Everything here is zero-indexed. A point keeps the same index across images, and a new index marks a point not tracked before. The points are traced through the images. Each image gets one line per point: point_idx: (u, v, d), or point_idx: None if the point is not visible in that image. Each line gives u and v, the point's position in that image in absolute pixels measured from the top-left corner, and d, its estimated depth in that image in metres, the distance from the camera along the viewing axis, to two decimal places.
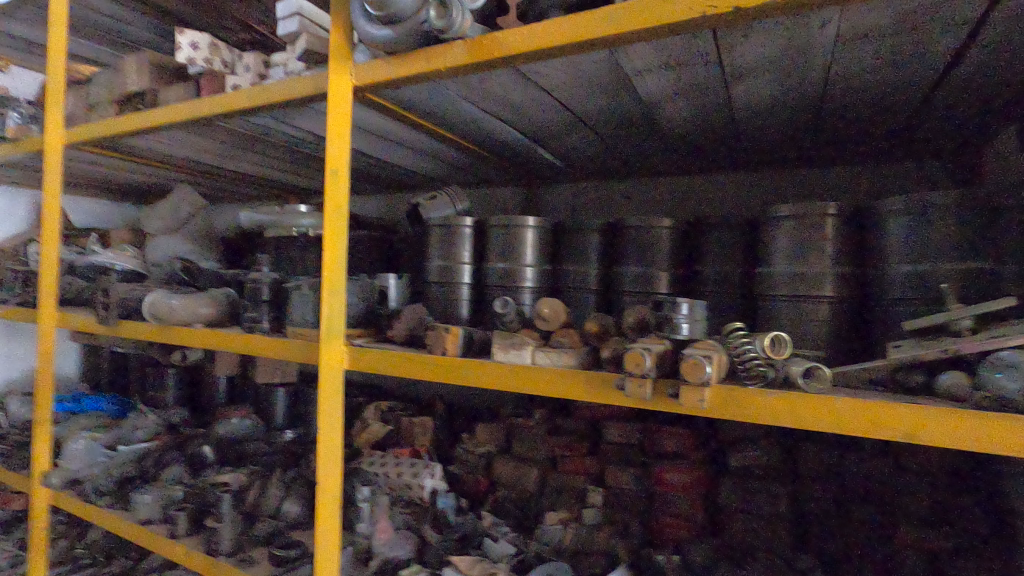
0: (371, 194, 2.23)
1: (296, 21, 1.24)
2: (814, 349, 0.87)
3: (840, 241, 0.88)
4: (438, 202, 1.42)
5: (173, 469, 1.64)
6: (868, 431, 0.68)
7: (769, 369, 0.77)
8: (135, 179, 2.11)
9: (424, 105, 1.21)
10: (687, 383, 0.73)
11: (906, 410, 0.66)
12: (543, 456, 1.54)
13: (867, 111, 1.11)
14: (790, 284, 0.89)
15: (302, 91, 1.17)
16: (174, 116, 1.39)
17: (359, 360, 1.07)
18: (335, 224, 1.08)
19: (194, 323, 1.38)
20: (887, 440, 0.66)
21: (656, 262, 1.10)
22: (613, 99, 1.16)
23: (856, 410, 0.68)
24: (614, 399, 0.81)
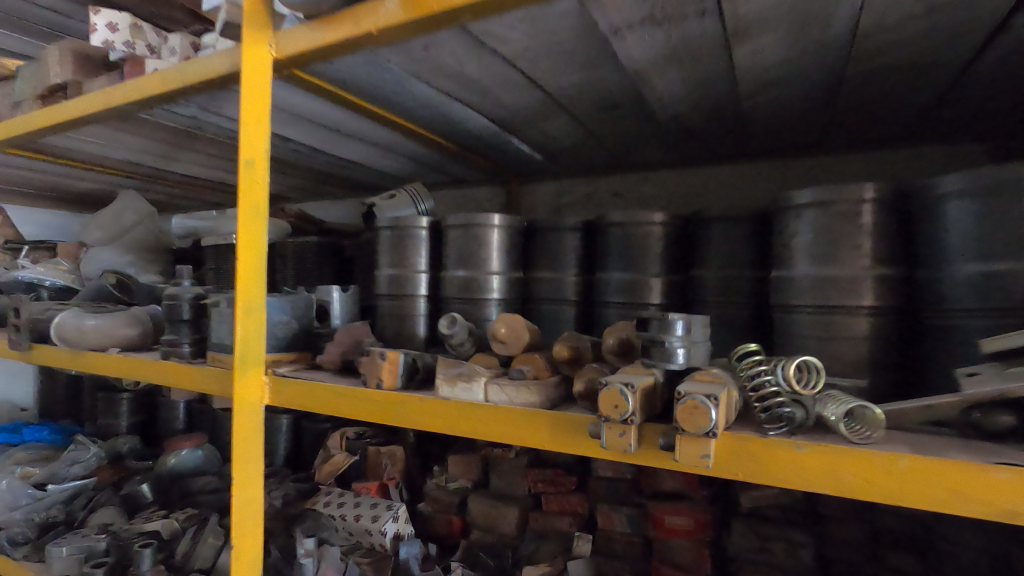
0: (339, 198, 2.04)
1: None
2: (849, 375, 0.68)
3: (880, 236, 0.68)
4: (396, 201, 1.23)
5: (104, 512, 1.44)
6: (946, 503, 0.47)
7: (796, 408, 0.56)
8: (78, 187, 1.92)
9: (368, 85, 1.01)
10: (684, 433, 0.53)
11: (1005, 474, 0.45)
12: (525, 492, 1.33)
13: (900, 78, 0.92)
14: (817, 292, 0.69)
15: (219, 70, 0.98)
16: (86, 107, 1.19)
17: (281, 393, 0.87)
18: (251, 225, 0.89)
19: (110, 347, 1.18)
20: (975, 516, 0.46)
21: (646, 266, 0.91)
22: (591, 73, 0.96)
23: (927, 473, 0.47)
24: (586, 450, 0.61)
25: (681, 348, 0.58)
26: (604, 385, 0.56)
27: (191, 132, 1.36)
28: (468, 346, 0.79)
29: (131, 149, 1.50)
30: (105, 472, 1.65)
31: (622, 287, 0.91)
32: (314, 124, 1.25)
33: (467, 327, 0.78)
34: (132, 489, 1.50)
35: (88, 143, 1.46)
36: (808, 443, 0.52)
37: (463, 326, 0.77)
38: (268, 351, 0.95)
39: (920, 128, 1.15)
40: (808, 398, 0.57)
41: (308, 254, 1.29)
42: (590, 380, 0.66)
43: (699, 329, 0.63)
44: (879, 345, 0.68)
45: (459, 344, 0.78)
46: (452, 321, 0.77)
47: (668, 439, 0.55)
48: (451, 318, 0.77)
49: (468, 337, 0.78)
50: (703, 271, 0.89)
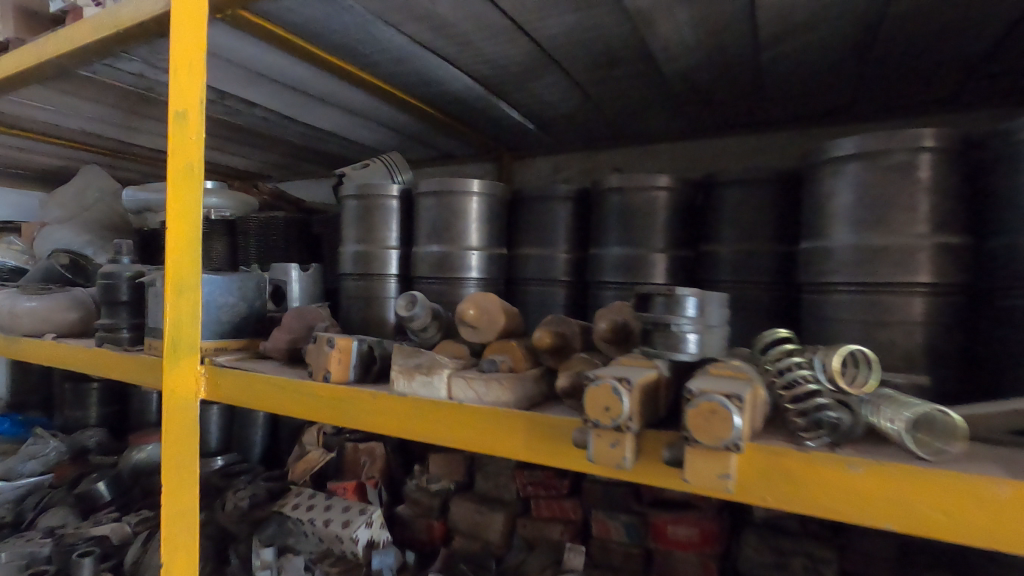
0: (320, 178, 1.91)
1: None
2: (899, 368, 0.54)
3: (941, 194, 0.54)
4: (370, 169, 1.05)
5: (55, 514, 1.32)
6: None
7: (841, 411, 0.43)
8: (40, 164, 1.79)
9: (327, 27, 0.88)
10: (695, 446, 0.40)
11: None
12: (513, 496, 1.21)
13: (952, 19, 0.77)
14: (861, 264, 0.56)
15: (153, 10, 0.84)
16: (19, 62, 1.06)
17: (218, 387, 0.76)
18: (183, 189, 0.76)
19: (47, 333, 1.05)
20: None
21: (648, 239, 0.77)
22: (587, 15, 0.82)
23: None
24: (565, 463, 0.49)
25: (692, 333, 0.44)
26: (591, 383, 0.43)
27: (145, 95, 1.22)
28: (432, 332, 0.65)
29: (84, 116, 1.36)
30: (65, 469, 1.53)
31: (619, 264, 0.78)
32: (276, 84, 1.11)
33: (431, 310, 0.64)
34: (88, 487, 1.35)
35: (36, 109, 1.32)
36: (865, 463, 0.38)
37: (427, 309, 0.63)
38: (209, 338, 0.82)
39: (961, 90, 1.01)
40: (857, 397, 0.44)
41: (273, 231, 1.16)
42: (576, 375, 0.53)
43: (716, 309, 0.48)
44: (937, 332, 0.55)
45: (420, 329, 0.65)
46: (412, 302, 0.63)
47: (675, 453, 0.42)
48: (412, 299, 0.63)
49: (433, 321, 0.64)
50: (716, 245, 0.75)
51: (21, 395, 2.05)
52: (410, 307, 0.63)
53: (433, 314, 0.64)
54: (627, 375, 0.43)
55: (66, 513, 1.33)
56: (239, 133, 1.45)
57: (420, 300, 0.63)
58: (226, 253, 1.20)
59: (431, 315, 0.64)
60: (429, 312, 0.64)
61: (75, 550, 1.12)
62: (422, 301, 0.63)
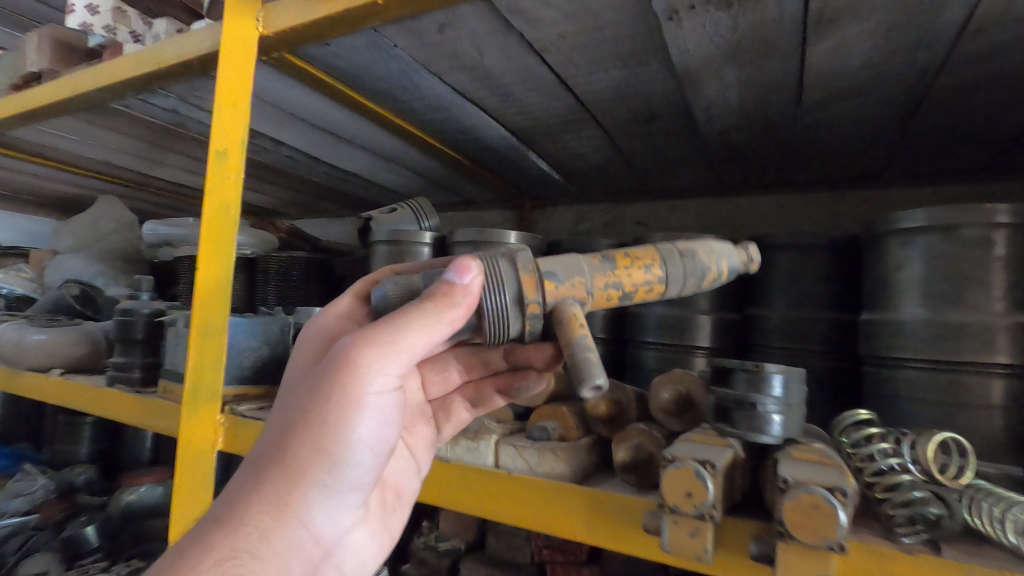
0: (338, 216, 1.89)
1: None
2: (983, 454, 0.50)
3: (1019, 271, 0.52)
4: (397, 214, 1.03)
5: (38, 558, 1.24)
6: None
7: (938, 506, 0.40)
8: (62, 192, 1.78)
9: (368, 74, 0.87)
10: (792, 540, 0.36)
11: None
12: (528, 560, 1.08)
13: (1003, 92, 0.76)
14: (933, 340, 0.53)
15: (195, 52, 0.84)
16: (52, 94, 1.06)
17: (237, 437, 0.73)
18: (216, 230, 0.74)
19: (54, 368, 1.01)
20: None
21: (692, 299, 0.74)
22: (632, 73, 0.81)
23: None
24: (628, 547, 0.44)
25: (779, 415, 0.41)
26: (670, 465, 0.40)
27: (176, 130, 1.22)
28: (669, 281, 0.49)
29: (111, 147, 1.36)
30: (53, 508, 1.44)
31: (662, 324, 0.74)
32: (306, 125, 1.10)
33: (577, 275, 0.48)
34: (76, 531, 1.29)
35: (63, 139, 1.32)
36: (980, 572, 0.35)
37: (569, 275, 0.47)
38: (229, 384, 0.79)
39: (1000, 161, 0.98)
40: (955, 491, 0.41)
41: (293, 271, 1.13)
42: (638, 447, 0.50)
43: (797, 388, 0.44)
44: (1019, 418, 0.51)
45: (636, 297, 0.50)
46: (528, 325, 0.45)
47: (763, 547, 0.38)
48: (580, 376, 0.41)
49: (637, 255, 0.49)
50: (766, 309, 0.72)
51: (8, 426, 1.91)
52: (561, 332, 0.45)
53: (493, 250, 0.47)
54: (709, 458, 0.39)
55: (48, 557, 1.25)
56: (262, 170, 1.44)
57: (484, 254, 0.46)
58: (243, 291, 1.17)
59: (602, 261, 0.49)
60: (592, 275, 0.48)
61: None
62: (501, 285, 0.45)
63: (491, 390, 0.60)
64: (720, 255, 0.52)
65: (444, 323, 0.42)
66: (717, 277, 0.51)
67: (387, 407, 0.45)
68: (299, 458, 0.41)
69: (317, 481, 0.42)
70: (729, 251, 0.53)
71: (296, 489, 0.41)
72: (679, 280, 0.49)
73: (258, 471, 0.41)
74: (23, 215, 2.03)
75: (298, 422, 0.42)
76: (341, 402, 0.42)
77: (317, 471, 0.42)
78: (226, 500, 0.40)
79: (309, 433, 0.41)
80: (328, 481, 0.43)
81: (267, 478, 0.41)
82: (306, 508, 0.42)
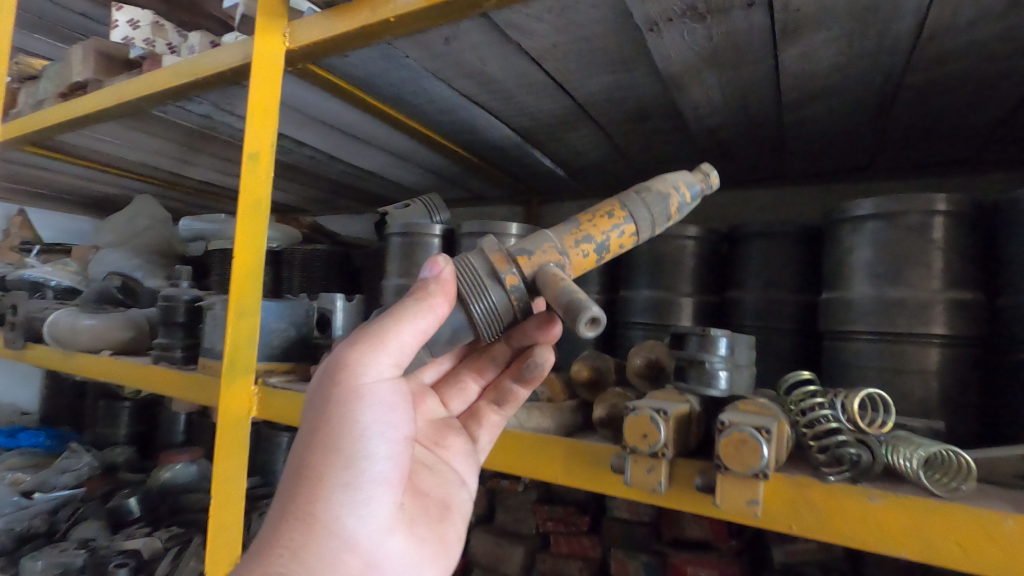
0: (356, 212, 1.99)
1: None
2: (919, 414, 0.58)
3: (954, 252, 0.59)
4: (410, 209, 1.12)
5: (86, 525, 1.36)
6: None
7: (861, 450, 0.47)
8: (101, 192, 1.91)
9: (383, 81, 0.96)
10: (728, 473, 0.44)
11: None
12: (532, 530, 1.15)
13: (969, 90, 0.81)
14: (877, 315, 0.60)
15: (228, 63, 0.93)
16: (99, 102, 1.16)
17: (270, 405, 0.83)
18: (249, 222, 0.83)
19: (103, 350, 1.12)
20: None
21: (675, 284, 0.81)
22: (623, 76, 0.88)
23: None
24: (600, 486, 0.53)
25: (725, 370, 0.50)
26: (631, 411, 0.47)
27: (208, 133, 1.32)
28: (636, 213, 0.55)
29: (149, 149, 1.47)
30: (96, 483, 1.57)
31: (648, 306, 0.81)
32: (328, 127, 1.19)
33: (547, 244, 0.52)
34: (119, 502, 1.41)
35: (105, 143, 1.43)
36: (882, 494, 0.41)
37: (537, 246, 0.52)
38: (261, 360, 0.89)
39: (979, 154, 1.04)
40: (875, 437, 0.48)
41: (315, 261, 1.23)
42: (612, 406, 0.57)
43: (743, 350, 0.55)
44: (953, 382, 0.58)
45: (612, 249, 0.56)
46: (513, 297, 0.50)
47: (707, 478, 0.46)
48: (575, 313, 0.44)
49: (603, 208, 0.56)
50: (741, 292, 0.80)
51: (51, 411, 2.05)
52: (547, 289, 0.48)
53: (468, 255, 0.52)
54: (662, 406, 0.47)
55: (96, 525, 1.37)
56: (285, 169, 1.54)
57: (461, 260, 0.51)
58: (270, 281, 1.27)
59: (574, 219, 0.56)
60: (564, 246, 0.53)
61: (109, 561, 1.18)
62: (484, 286, 0.49)
63: (509, 383, 0.64)
64: (677, 181, 0.59)
65: (427, 311, 0.47)
66: (682, 201, 0.58)
67: (394, 404, 0.48)
68: (317, 461, 0.44)
69: (337, 478, 0.44)
70: (685, 179, 0.60)
71: (319, 489, 0.44)
72: (644, 211, 0.56)
73: (286, 494, 0.44)
74: (64, 214, 2.17)
75: (310, 436, 0.46)
76: (342, 399, 0.45)
77: (334, 469, 0.44)
78: (265, 531, 0.44)
79: (320, 433, 0.45)
80: (347, 477, 0.45)
81: (294, 496, 0.44)
82: (334, 516, 0.44)
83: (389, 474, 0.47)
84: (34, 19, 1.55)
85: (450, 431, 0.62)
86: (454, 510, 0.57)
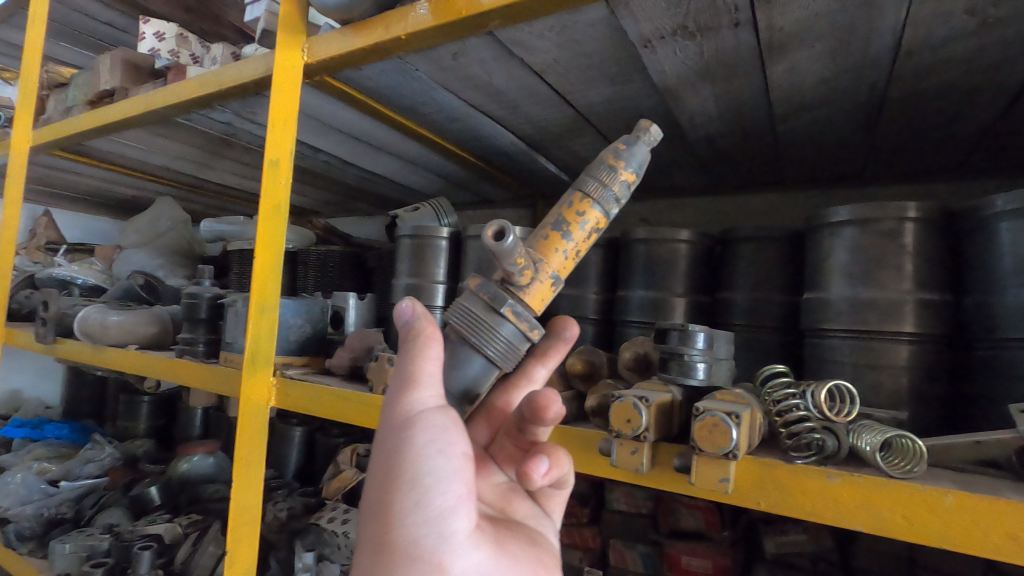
0: (368, 214, 2.05)
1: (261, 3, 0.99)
2: (889, 405, 0.62)
3: (924, 256, 0.63)
4: (420, 212, 1.18)
5: (111, 512, 1.43)
6: (976, 546, 0.42)
7: (826, 437, 0.51)
8: (123, 194, 1.98)
9: (395, 92, 1.02)
10: (702, 454, 0.49)
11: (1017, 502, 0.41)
12: None
13: (950, 103, 0.85)
14: (853, 314, 0.64)
15: (251, 74, 0.99)
16: (128, 109, 1.23)
17: (287, 395, 0.88)
18: (270, 226, 0.89)
19: (129, 344, 1.18)
20: (1004, 558, 0.41)
21: (670, 285, 0.86)
22: (621, 87, 0.93)
23: (960, 513, 0.42)
24: (590, 468, 0.58)
25: (702, 362, 0.56)
26: (618, 398, 0.52)
27: (229, 139, 1.38)
28: (601, 200, 0.52)
29: (171, 154, 1.53)
30: (118, 473, 1.63)
31: (643, 306, 0.86)
32: (342, 134, 1.25)
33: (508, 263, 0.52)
34: (142, 490, 1.47)
35: (130, 148, 1.50)
36: (840, 474, 0.47)
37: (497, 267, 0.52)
38: (280, 353, 0.95)
39: (968, 161, 1.07)
40: (843, 425, 0.52)
41: (330, 262, 1.29)
42: (603, 395, 0.62)
43: (722, 345, 0.61)
44: (921, 376, 0.62)
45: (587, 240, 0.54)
46: (524, 329, 0.50)
47: (684, 459, 0.51)
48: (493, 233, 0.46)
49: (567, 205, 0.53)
50: (731, 292, 0.86)
51: (74, 404, 2.12)
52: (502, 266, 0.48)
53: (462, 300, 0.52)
54: (645, 394, 0.52)
55: (119, 512, 1.44)
56: (300, 173, 1.60)
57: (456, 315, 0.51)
58: (286, 280, 1.33)
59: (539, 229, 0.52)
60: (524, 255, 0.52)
61: (133, 544, 1.24)
62: (493, 327, 0.49)
63: None
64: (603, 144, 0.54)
65: (429, 343, 0.45)
66: (619, 151, 0.53)
67: (450, 424, 0.44)
68: (384, 492, 0.43)
69: (406, 501, 0.42)
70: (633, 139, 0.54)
71: (390, 524, 0.42)
72: (609, 197, 0.53)
73: (365, 537, 0.43)
74: (87, 215, 2.25)
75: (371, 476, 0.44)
76: (393, 430, 0.43)
77: (400, 495, 0.42)
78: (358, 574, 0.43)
79: (380, 470, 0.44)
80: (415, 497, 0.42)
81: (371, 535, 0.43)
82: (410, 549, 0.42)
83: (461, 490, 0.44)
84: (64, 29, 1.63)
85: (516, 496, 0.61)
86: (542, 546, 0.54)
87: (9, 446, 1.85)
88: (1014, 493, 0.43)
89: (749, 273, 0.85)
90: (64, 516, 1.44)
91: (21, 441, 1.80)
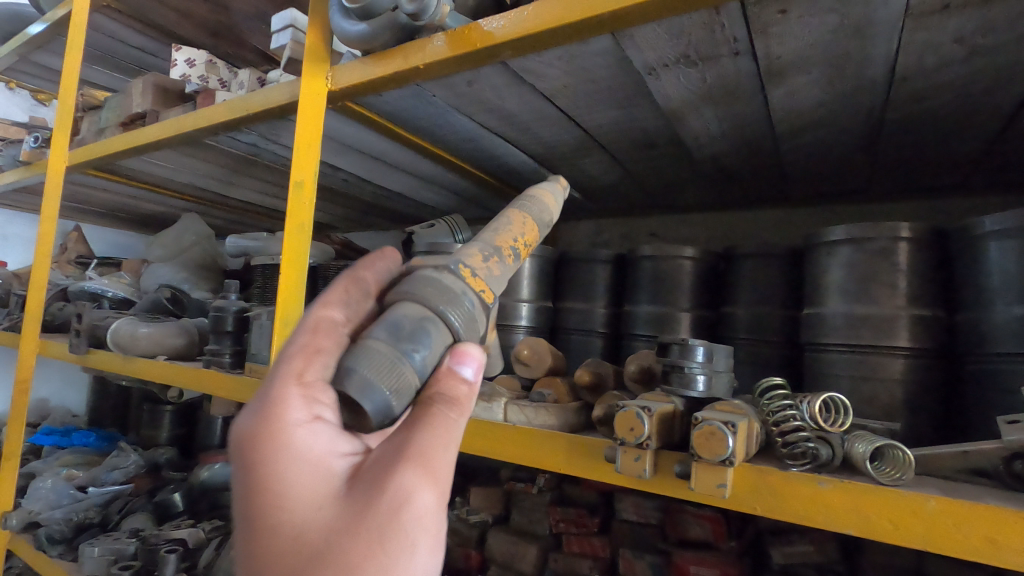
0: (384, 229, 2.11)
1: (287, 33, 1.03)
2: (883, 417, 0.65)
3: (917, 274, 0.66)
4: (435, 229, 1.23)
5: (136, 517, 1.48)
6: (958, 549, 0.45)
7: (820, 445, 0.54)
8: (150, 210, 2.06)
9: (412, 115, 1.07)
10: (701, 460, 0.52)
11: (998, 507, 0.43)
12: (546, 531, 1.21)
13: (946, 124, 0.88)
14: (849, 330, 0.67)
15: (277, 100, 1.05)
16: (159, 132, 1.29)
17: None
18: (295, 244, 0.95)
19: (158, 355, 1.24)
20: (983, 560, 0.44)
21: (675, 300, 0.89)
22: (629, 111, 0.97)
23: (945, 518, 0.45)
24: (596, 475, 0.61)
25: (701, 374, 0.59)
26: (623, 406, 0.56)
27: (253, 158, 1.45)
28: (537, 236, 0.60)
29: (198, 172, 1.60)
30: (143, 479, 1.68)
31: (649, 320, 0.89)
32: (361, 154, 1.31)
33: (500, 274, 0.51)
34: (166, 497, 1.52)
35: (160, 167, 1.57)
36: (832, 480, 0.50)
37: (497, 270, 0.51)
38: None
39: (971, 179, 1.09)
40: (837, 435, 0.55)
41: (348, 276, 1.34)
42: (609, 406, 0.66)
43: (721, 358, 0.64)
44: (915, 389, 0.65)
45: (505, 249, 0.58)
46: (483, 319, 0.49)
47: (684, 466, 0.54)
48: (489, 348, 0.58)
49: (516, 220, 0.57)
50: (734, 307, 0.89)
51: (99, 414, 2.19)
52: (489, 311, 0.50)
53: (451, 266, 0.47)
54: (647, 404, 0.55)
55: (144, 518, 1.49)
56: (320, 191, 1.67)
57: (429, 278, 0.45)
58: (307, 294, 1.38)
59: (488, 235, 0.54)
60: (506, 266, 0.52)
61: (159, 548, 1.29)
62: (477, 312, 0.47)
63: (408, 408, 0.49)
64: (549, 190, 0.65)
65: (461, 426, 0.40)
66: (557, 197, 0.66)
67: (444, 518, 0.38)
68: None
69: None
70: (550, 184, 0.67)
71: None
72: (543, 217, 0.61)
73: None
74: (115, 230, 2.34)
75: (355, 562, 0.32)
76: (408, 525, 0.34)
77: None
78: None
79: (361, 558, 0.32)
80: None
81: None
82: None
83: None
84: (99, 54, 1.71)
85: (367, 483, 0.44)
86: None
87: (38, 453, 1.92)
88: (996, 499, 0.46)
89: (752, 289, 0.88)
90: (91, 520, 1.49)
91: (50, 448, 1.87)
